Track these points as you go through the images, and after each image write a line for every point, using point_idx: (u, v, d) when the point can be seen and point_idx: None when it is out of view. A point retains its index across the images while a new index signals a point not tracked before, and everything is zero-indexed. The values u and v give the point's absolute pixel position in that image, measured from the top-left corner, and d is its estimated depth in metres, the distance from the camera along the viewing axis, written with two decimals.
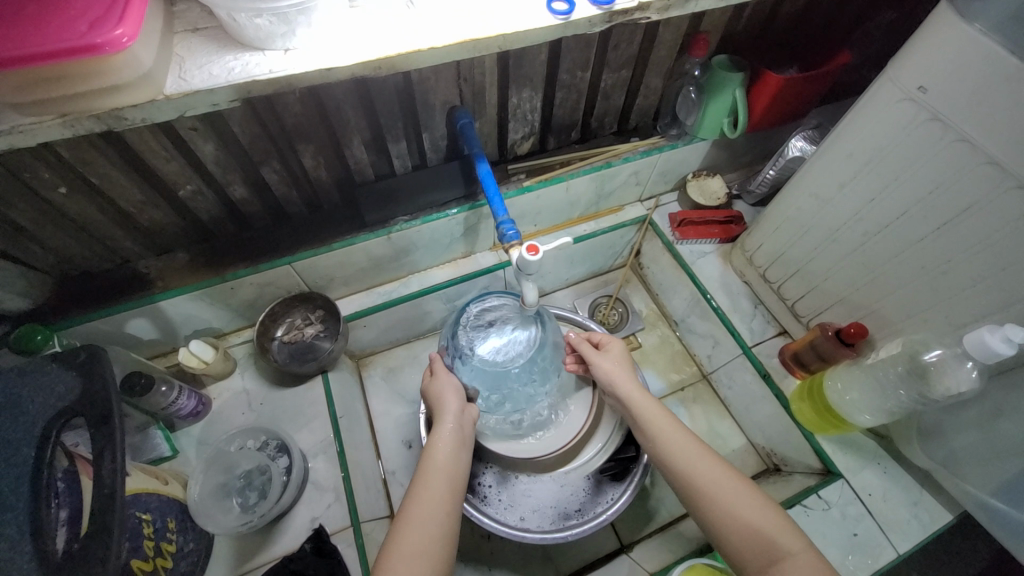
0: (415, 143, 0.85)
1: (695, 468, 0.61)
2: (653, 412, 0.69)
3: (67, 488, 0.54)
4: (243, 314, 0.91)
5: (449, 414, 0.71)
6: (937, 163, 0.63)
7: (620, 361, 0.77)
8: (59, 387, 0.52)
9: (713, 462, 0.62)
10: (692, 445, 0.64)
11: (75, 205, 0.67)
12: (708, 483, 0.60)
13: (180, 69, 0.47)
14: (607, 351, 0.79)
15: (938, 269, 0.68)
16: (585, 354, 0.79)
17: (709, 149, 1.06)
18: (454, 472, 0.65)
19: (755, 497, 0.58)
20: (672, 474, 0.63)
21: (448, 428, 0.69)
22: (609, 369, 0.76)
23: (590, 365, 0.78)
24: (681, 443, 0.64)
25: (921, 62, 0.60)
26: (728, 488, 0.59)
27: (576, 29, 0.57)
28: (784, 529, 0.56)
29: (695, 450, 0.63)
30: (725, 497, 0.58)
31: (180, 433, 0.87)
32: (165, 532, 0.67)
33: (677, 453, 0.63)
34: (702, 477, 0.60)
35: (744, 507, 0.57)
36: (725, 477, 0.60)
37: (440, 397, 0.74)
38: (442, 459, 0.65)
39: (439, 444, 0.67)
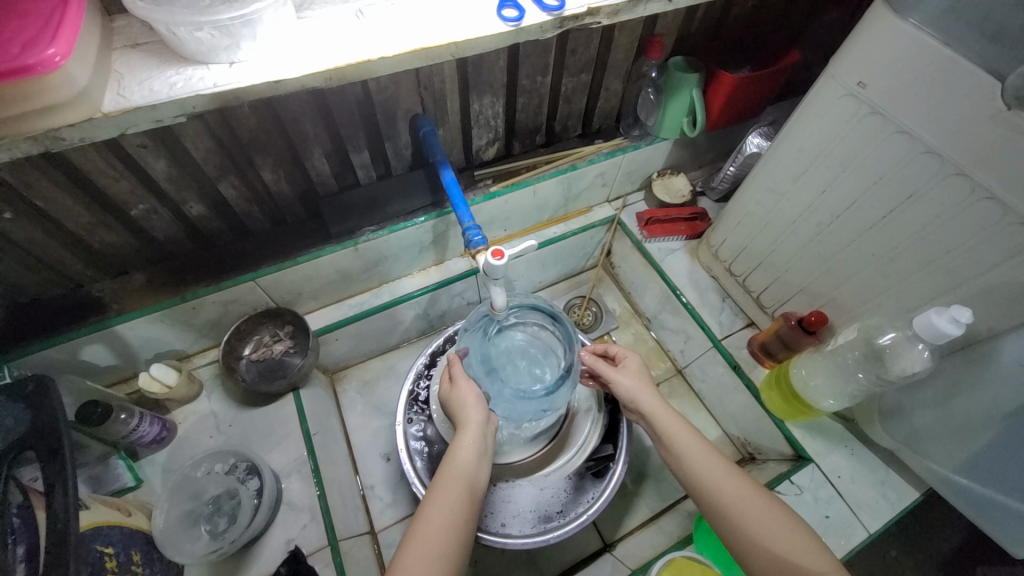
0: (378, 152, 0.84)
1: (726, 489, 0.61)
2: (679, 429, 0.68)
3: (23, 523, 0.50)
4: (207, 333, 0.88)
5: (472, 423, 0.69)
6: (880, 154, 0.66)
7: (641, 376, 0.76)
8: (4, 421, 0.50)
9: (742, 482, 0.62)
10: (721, 463, 0.64)
11: (18, 230, 0.64)
12: (738, 504, 0.60)
13: (119, 86, 0.46)
14: (626, 366, 0.78)
15: (887, 256, 0.71)
16: (603, 370, 0.77)
17: (671, 148, 1.08)
18: (473, 483, 0.64)
19: (782, 515, 0.59)
20: (700, 494, 0.63)
21: (471, 438, 0.68)
22: (631, 386, 0.74)
23: (609, 380, 0.77)
24: (709, 461, 0.64)
25: (860, 58, 0.63)
26: (757, 508, 0.59)
27: (528, 36, 0.58)
28: (809, 546, 0.56)
29: (724, 469, 0.63)
30: (755, 518, 0.59)
31: (145, 461, 0.83)
32: (129, 565, 0.64)
33: (706, 471, 0.63)
34: (733, 497, 0.61)
35: (773, 527, 0.58)
36: (753, 496, 0.60)
37: (463, 401, 0.72)
38: (464, 470, 0.64)
39: (461, 454, 0.66)
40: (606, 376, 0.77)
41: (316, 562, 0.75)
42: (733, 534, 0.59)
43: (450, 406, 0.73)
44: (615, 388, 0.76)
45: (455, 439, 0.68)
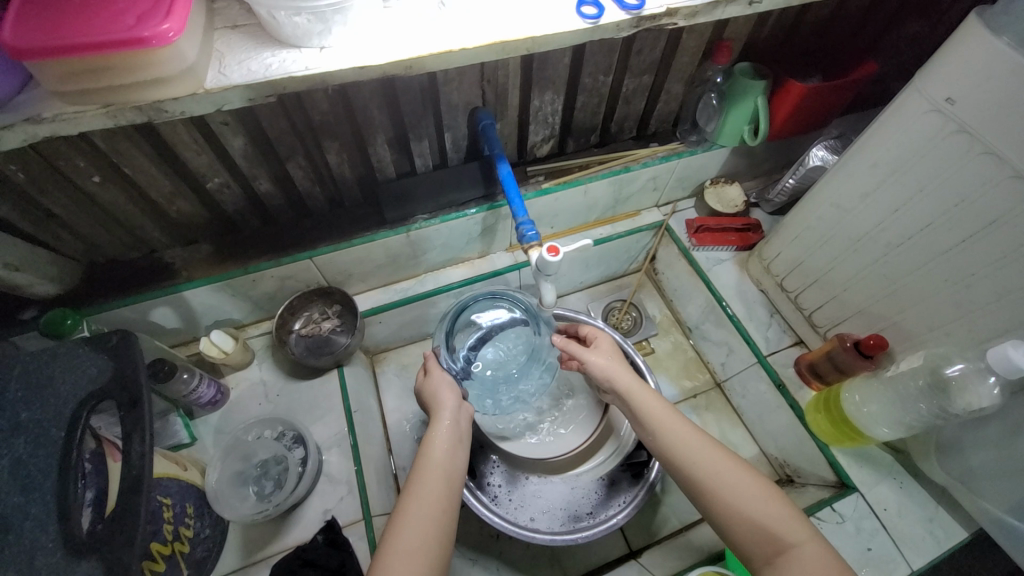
0: (437, 142, 0.86)
1: (699, 459, 0.61)
2: (652, 404, 0.68)
3: (94, 469, 0.55)
4: (263, 306, 0.92)
5: (445, 410, 0.70)
6: (965, 175, 0.62)
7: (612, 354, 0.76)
8: (91, 369, 0.53)
9: (716, 452, 0.61)
10: (693, 435, 0.63)
11: (107, 194, 0.69)
12: (712, 474, 0.59)
13: (220, 64, 0.49)
14: (598, 347, 0.77)
15: (962, 282, 0.67)
16: (574, 351, 0.77)
17: (728, 155, 1.06)
18: (450, 471, 0.64)
19: (760, 489, 0.58)
20: (675, 467, 0.63)
21: (443, 427, 0.67)
22: (603, 364, 0.74)
23: (581, 360, 0.76)
24: (680, 434, 0.63)
25: (950, 73, 0.60)
26: (731, 478, 0.59)
27: (604, 34, 0.58)
28: (789, 522, 0.56)
29: (696, 440, 0.63)
30: (729, 487, 0.58)
31: (199, 420, 0.88)
32: (183, 517, 0.68)
33: (679, 444, 0.63)
34: (705, 467, 0.60)
35: (750, 498, 0.57)
36: (727, 467, 0.60)
37: (435, 392, 0.72)
38: (438, 457, 0.64)
39: (435, 442, 0.66)
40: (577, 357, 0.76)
41: (350, 535, 0.78)
42: (708, 505, 0.59)
43: (424, 398, 0.74)
44: (588, 367, 0.75)
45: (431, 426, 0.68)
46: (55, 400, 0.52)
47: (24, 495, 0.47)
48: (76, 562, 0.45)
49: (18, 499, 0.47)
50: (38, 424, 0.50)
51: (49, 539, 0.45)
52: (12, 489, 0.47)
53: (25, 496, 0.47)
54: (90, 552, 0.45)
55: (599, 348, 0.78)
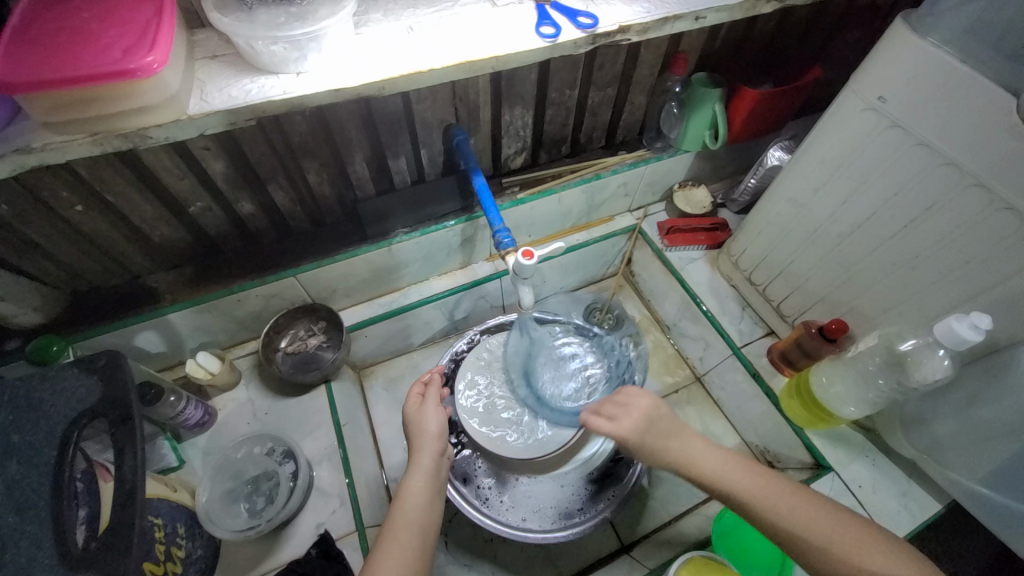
0: (414, 159, 0.89)
1: (813, 523, 0.55)
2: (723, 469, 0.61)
3: (86, 488, 0.55)
4: (248, 326, 0.93)
5: (423, 458, 0.69)
6: (902, 165, 0.68)
7: (663, 413, 0.66)
8: (80, 390, 0.53)
9: (804, 505, 0.56)
10: (794, 492, 0.58)
11: (90, 222, 0.70)
12: (836, 537, 0.54)
13: (202, 92, 0.51)
14: (633, 413, 0.67)
15: (909, 264, 0.72)
16: (603, 426, 0.68)
17: (693, 160, 1.11)
18: (425, 520, 0.63)
19: (867, 538, 0.53)
20: (788, 541, 0.55)
21: (421, 476, 0.67)
22: (645, 434, 0.65)
23: (620, 438, 0.67)
24: (774, 491, 0.58)
25: (880, 75, 0.66)
26: (851, 539, 0.53)
27: (564, 51, 0.62)
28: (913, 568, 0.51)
29: (800, 501, 0.57)
30: (850, 542, 0.53)
31: (187, 443, 0.89)
32: (175, 537, 0.68)
33: (788, 514, 0.56)
34: (824, 531, 0.54)
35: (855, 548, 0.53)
36: (842, 524, 0.55)
37: (420, 427, 0.73)
38: (411, 509, 0.63)
39: (409, 494, 0.65)
40: (610, 433, 0.68)
41: (344, 546, 0.78)
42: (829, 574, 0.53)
43: (408, 428, 0.74)
44: (634, 447, 0.66)
45: (407, 476, 0.68)
46: (46, 422, 0.51)
47: (17, 516, 0.47)
48: None
49: (12, 520, 0.47)
50: (29, 445, 0.50)
51: (43, 557, 0.45)
52: (6, 510, 0.47)
53: (19, 516, 0.47)
54: (86, 567, 0.45)
55: (630, 414, 0.67)
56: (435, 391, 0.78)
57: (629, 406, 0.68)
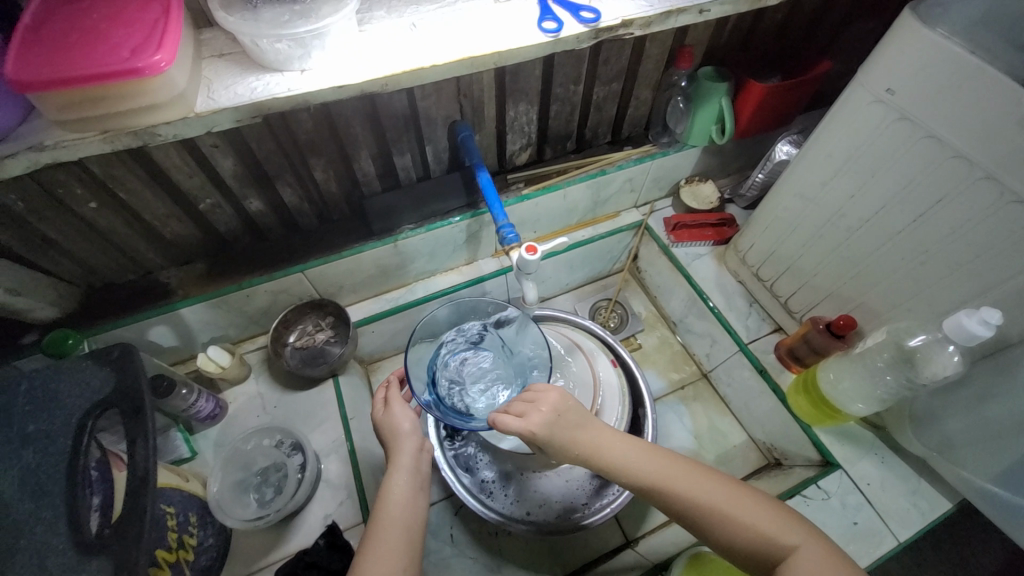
0: (419, 156, 0.90)
1: (707, 492, 0.58)
2: (619, 449, 0.63)
3: (101, 476, 0.56)
4: (258, 321, 0.95)
5: (403, 458, 0.70)
6: (911, 159, 0.67)
7: (569, 405, 0.68)
8: (93, 381, 0.54)
9: (691, 472, 0.60)
10: (690, 467, 0.61)
11: (104, 219, 0.72)
12: (731, 507, 0.57)
13: (209, 90, 0.53)
14: (541, 407, 0.66)
15: (918, 259, 0.71)
16: (511, 424, 0.66)
17: (700, 155, 1.11)
18: (410, 518, 0.64)
19: (748, 499, 0.58)
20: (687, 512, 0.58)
21: (400, 475, 0.68)
22: (554, 427, 0.65)
23: (528, 435, 0.65)
24: (663, 465, 0.61)
25: (887, 66, 0.65)
26: (744, 506, 0.57)
27: (566, 45, 0.62)
28: (783, 524, 0.56)
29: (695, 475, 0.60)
30: (732, 504, 0.57)
31: (199, 435, 0.91)
32: (187, 525, 0.70)
33: (679, 487, 0.59)
34: (714, 499, 0.58)
35: (736, 509, 0.57)
36: (734, 492, 0.58)
37: (395, 427, 0.73)
38: (396, 509, 0.65)
39: (393, 495, 0.66)
40: (518, 430, 0.65)
41: (351, 537, 0.79)
42: (722, 539, 0.57)
43: (383, 431, 0.74)
44: (542, 442, 0.65)
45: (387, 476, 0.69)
46: (62, 411, 0.53)
47: (34, 502, 0.49)
48: (86, 560, 0.46)
49: (30, 506, 0.48)
50: (46, 434, 0.52)
51: (60, 541, 0.47)
52: (24, 495, 0.49)
53: (36, 502, 0.49)
54: (100, 551, 0.46)
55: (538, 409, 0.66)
56: (396, 391, 0.77)
57: (537, 402, 0.67)
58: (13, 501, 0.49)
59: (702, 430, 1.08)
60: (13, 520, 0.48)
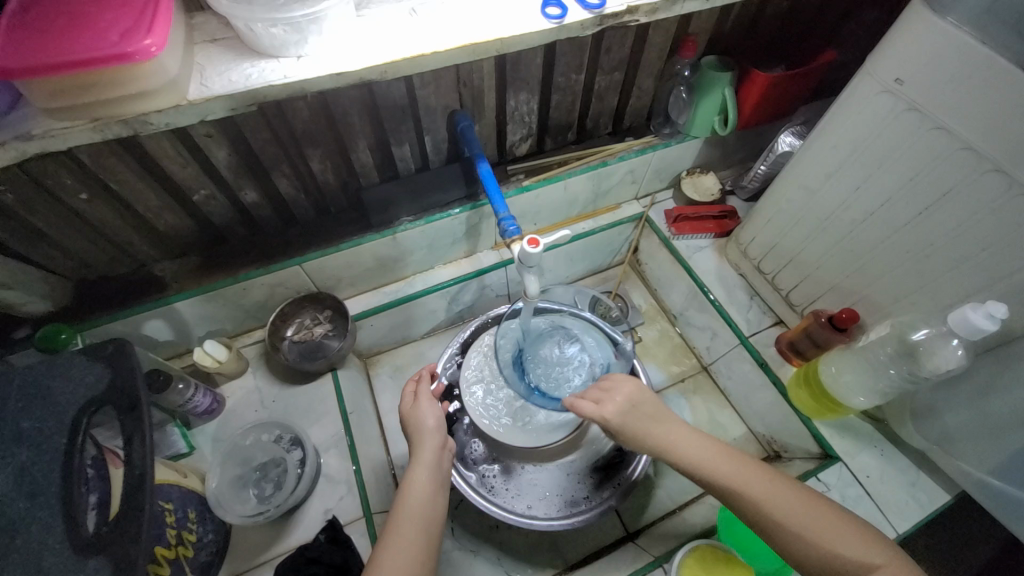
0: (418, 146, 0.88)
1: (786, 498, 0.58)
2: (696, 445, 0.64)
3: (97, 474, 0.55)
4: (255, 315, 0.94)
5: (426, 455, 0.70)
6: (918, 152, 0.66)
7: (645, 398, 0.69)
8: (88, 377, 0.53)
9: (768, 475, 0.60)
10: (765, 471, 0.61)
11: (96, 210, 0.70)
12: (805, 517, 0.56)
13: (202, 77, 0.51)
14: (616, 398, 0.68)
15: (923, 252, 0.71)
16: (587, 411, 0.69)
17: (701, 146, 1.09)
18: (429, 516, 0.64)
19: (826, 512, 0.57)
20: (758, 523, 0.58)
21: (422, 472, 0.68)
22: (628, 418, 0.67)
23: (603, 422, 0.68)
24: (742, 465, 0.61)
25: (896, 57, 0.64)
26: (818, 521, 0.56)
27: (570, 32, 0.61)
28: (864, 542, 0.54)
29: (770, 483, 0.59)
30: (811, 515, 0.57)
31: (197, 430, 0.90)
32: (186, 521, 0.69)
33: (755, 486, 0.59)
34: (789, 506, 0.57)
35: (813, 520, 0.56)
36: (811, 506, 0.57)
37: (420, 423, 0.73)
38: (418, 506, 0.64)
39: (415, 490, 0.66)
40: (593, 417, 0.68)
41: (352, 532, 0.79)
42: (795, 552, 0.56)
43: (409, 425, 0.74)
44: (616, 431, 0.67)
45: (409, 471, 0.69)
46: (55, 408, 0.52)
47: (28, 501, 0.48)
48: (83, 560, 0.45)
49: (24, 505, 0.47)
50: (39, 432, 0.51)
51: (55, 541, 0.46)
52: (18, 495, 0.48)
53: (30, 501, 0.48)
54: (97, 551, 0.46)
55: (613, 399, 0.68)
56: (424, 388, 0.78)
57: (612, 392, 0.69)
58: (6, 500, 0.48)
59: (702, 423, 1.08)
60: (7, 520, 0.47)
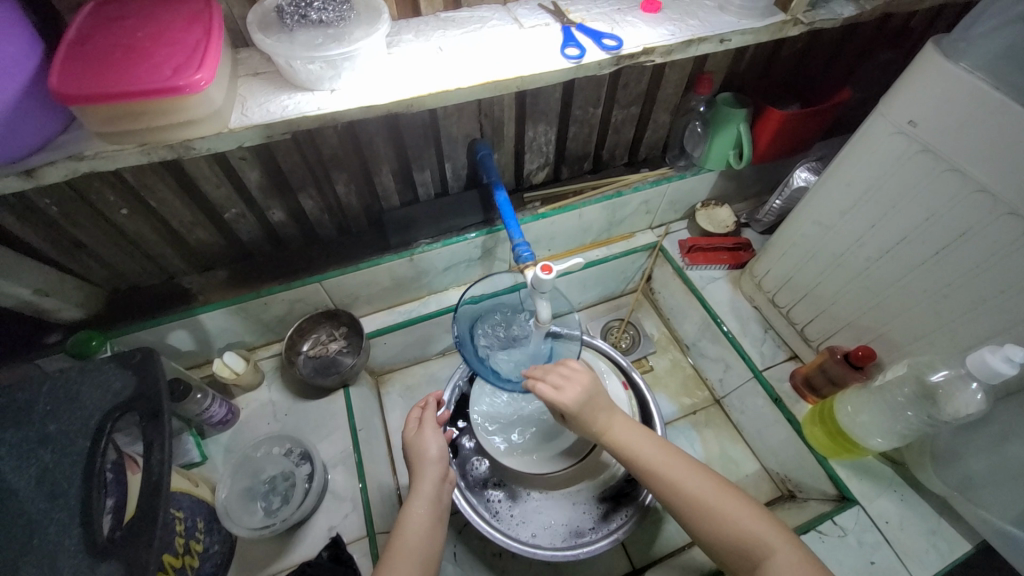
0: (438, 173, 0.92)
1: (706, 488, 0.63)
2: (633, 436, 0.70)
3: (116, 478, 0.57)
4: (274, 329, 0.97)
5: (427, 486, 0.70)
6: (932, 192, 0.66)
7: (600, 389, 0.72)
8: (116, 384, 0.55)
9: (692, 467, 0.66)
10: (690, 463, 0.66)
11: (133, 224, 0.75)
12: (717, 502, 0.62)
13: (243, 107, 0.55)
14: (575, 385, 0.71)
15: (940, 292, 0.70)
16: (546, 393, 0.71)
17: (716, 179, 1.11)
18: (426, 551, 0.64)
19: (741, 503, 0.62)
20: (677, 503, 0.64)
21: (422, 505, 0.68)
22: (583, 406, 0.70)
23: (560, 406, 0.70)
24: (671, 457, 0.67)
25: (909, 99, 0.65)
26: (728, 503, 0.62)
27: (587, 71, 0.64)
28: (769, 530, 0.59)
29: (691, 469, 0.65)
30: (726, 505, 0.62)
31: (210, 440, 0.92)
32: (194, 531, 0.70)
33: (679, 473, 0.65)
34: (707, 494, 0.63)
35: (727, 508, 0.61)
36: (723, 492, 0.63)
37: (422, 453, 0.73)
38: (415, 540, 0.65)
39: (412, 524, 0.66)
40: (551, 400, 0.71)
41: (355, 550, 0.79)
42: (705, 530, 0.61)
43: (410, 453, 0.75)
44: (571, 415, 0.70)
45: (408, 503, 0.69)
46: (82, 412, 0.54)
47: (49, 502, 0.49)
48: (97, 563, 0.47)
49: (45, 505, 0.49)
50: (65, 435, 0.53)
51: (71, 543, 0.48)
52: (40, 495, 0.50)
53: (50, 502, 0.49)
54: (109, 555, 0.47)
55: (572, 386, 0.71)
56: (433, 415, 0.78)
57: (572, 379, 0.72)
58: (29, 500, 0.50)
59: (713, 457, 1.06)
60: (27, 519, 0.49)
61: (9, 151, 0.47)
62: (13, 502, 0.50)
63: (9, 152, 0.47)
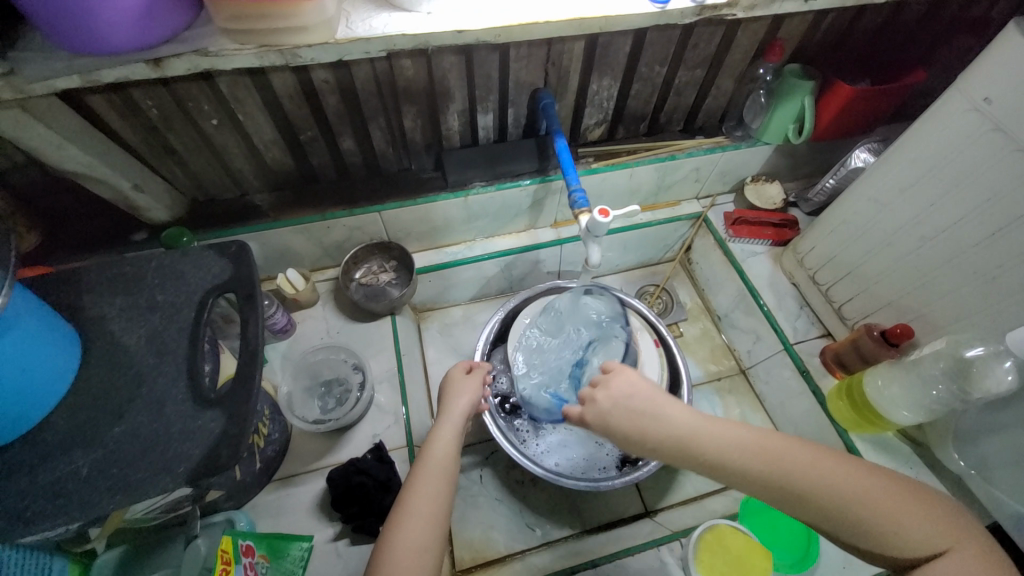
0: (500, 118, 0.94)
1: (835, 484, 0.53)
2: (723, 435, 0.59)
3: (211, 349, 0.63)
4: (331, 254, 1.03)
5: (455, 415, 0.76)
6: (999, 173, 0.66)
7: (644, 394, 0.65)
8: (213, 268, 0.61)
9: (802, 456, 0.56)
10: (800, 453, 0.56)
11: (221, 136, 0.80)
12: (854, 493, 0.52)
13: (348, 21, 0.58)
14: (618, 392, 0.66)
15: (990, 274, 0.71)
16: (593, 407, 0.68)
17: (771, 154, 1.11)
18: (450, 470, 0.69)
19: (879, 495, 0.52)
20: (800, 504, 0.54)
21: (449, 430, 0.74)
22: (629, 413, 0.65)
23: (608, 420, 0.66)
24: (774, 455, 0.56)
25: (988, 75, 0.64)
26: (865, 498, 0.52)
27: (669, 19, 0.65)
28: (929, 526, 0.50)
29: (817, 463, 0.55)
30: (859, 502, 0.52)
31: (268, 347, 0.99)
32: (261, 417, 0.76)
33: (794, 472, 0.55)
34: (838, 491, 0.53)
35: (866, 504, 0.52)
36: (857, 483, 0.53)
37: (456, 390, 0.80)
38: (439, 454, 0.70)
39: (441, 441, 0.72)
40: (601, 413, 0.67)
41: (396, 457, 0.86)
42: (846, 535, 0.52)
43: (445, 391, 0.82)
44: (626, 429, 0.64)
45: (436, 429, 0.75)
46: (186, 288, 0.60)
47: (157, 358, 0.56)
48: (200, 411, 0.53)
49: (154, 360, 0.56)
50: (170, 304, 0.59)
51: (178, 393, 0.54)
52: (149, 351, 0.57)
53: (158, 359, 0.56)
54: (210, 406, 0.54)
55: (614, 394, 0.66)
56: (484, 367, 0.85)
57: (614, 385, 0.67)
58: (140, 355, 0.56)
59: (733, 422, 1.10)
60: (137, 371, 0.55)
61: (145, 38, 0.52)
62: (126, 355, 0.56)
63: (145, 38, 0.52)
